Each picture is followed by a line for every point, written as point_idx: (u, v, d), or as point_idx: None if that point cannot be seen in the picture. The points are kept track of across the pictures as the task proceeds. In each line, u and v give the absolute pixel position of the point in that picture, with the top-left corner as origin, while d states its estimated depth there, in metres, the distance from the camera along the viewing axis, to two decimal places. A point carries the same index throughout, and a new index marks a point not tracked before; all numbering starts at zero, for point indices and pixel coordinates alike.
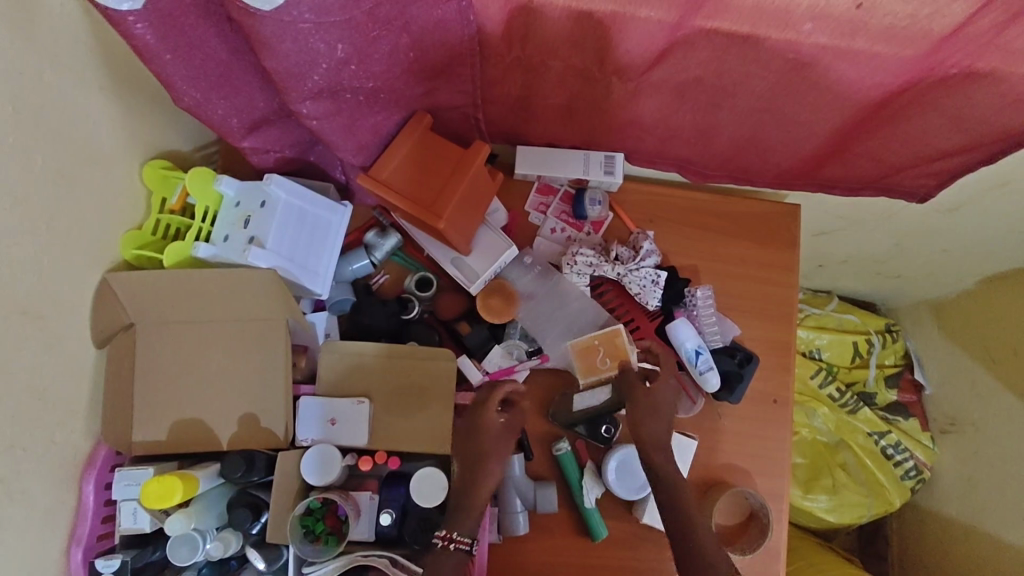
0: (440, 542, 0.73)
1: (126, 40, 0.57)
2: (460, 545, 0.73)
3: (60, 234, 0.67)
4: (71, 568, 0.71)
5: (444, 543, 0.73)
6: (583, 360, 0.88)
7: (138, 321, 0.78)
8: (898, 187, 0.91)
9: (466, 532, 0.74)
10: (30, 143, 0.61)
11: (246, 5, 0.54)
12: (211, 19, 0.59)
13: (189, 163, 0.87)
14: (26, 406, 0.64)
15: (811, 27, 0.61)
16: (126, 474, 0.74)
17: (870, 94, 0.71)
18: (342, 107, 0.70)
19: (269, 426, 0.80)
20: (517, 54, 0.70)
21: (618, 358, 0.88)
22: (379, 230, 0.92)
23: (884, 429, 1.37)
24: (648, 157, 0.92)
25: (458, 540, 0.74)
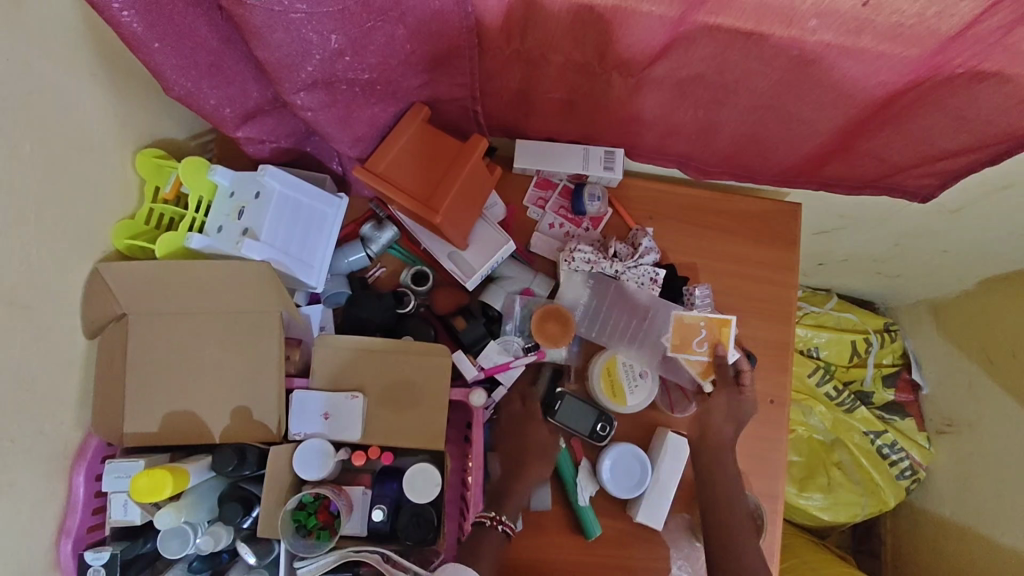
0: (489, 522, 0.77)
1: (114, 29, 0.56)
2: (505, 528, 0.78)
3: (50, 224, 0.66)
4: (60, 560, 0.71)
5: (493, 524, 0.77)
6: (681, 333, 0.89)
7: (130, 312, 0.77)
8: (900, 186, 0.90)
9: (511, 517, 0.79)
10: (19, 132, 0.60)
11: None
12: (201, 7, 0.58)
13: (183, 152, 0.86)
14: (13, 398, 0.63)
15: (816, 24, 0.59)
16: (115, 467, 0.73)
17: (876, 93, 0.69)
18: (337, 99, 0.69)
19: (262, 420, 0.79)
20: (515, 47, 0.69)
21: (717, 345, 0.88)
22: (376, 223, 0.91)
23: (879, 429, 1.37)
24: (649, 153, 0.91)
25: (505, 522, 0.78)
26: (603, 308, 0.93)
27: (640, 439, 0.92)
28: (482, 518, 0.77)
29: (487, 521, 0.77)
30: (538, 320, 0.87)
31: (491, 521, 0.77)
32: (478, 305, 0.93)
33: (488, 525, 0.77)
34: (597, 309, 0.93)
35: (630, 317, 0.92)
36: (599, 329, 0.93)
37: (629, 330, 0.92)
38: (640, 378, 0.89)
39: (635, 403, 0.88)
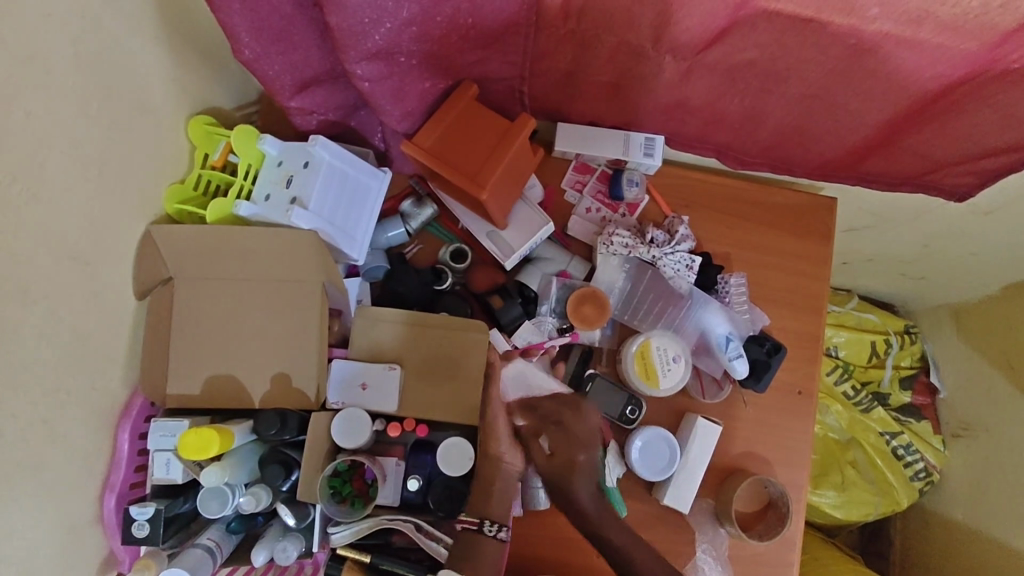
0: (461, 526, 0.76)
1: None
2: (466, 526, 0.75)
3: (111, 182, 0.67)
4: (104, 514, 0.72)
5: (487, 530, 0.75)
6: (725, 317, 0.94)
7: (177, 276, 0.78)
8: (938, 185, 0.90)
9: (474, 514, 0.76)
10: (89, 89, 0.61)
11: None
12: None
13: (231, 122, 0.87)
14: (69, 350, 0.65)
15: (877, 12, 0.61)
16: (161, 425, 0.74)
17: (928, 86, 0.70)
18: (395, 70, 0.71)
19: (301, 387, 0.80)
20: (572, 27, 0.70)
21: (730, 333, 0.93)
22: (416, 200, 0.91)
23: (896, 430, 1.37)
24: (689, 141, 0.92)
25: (466, 520, 0.75)
26: (638, 292, 0.95)
27: (668, 424, 0.92)
28: (469, 525, 0.75)
29: (474, 527, 0.75)
30: (574, 301, 0.88)
31: (482, 528, 0.74)
32: (516, 284, 0.92)
33: (481, 531, 0.74)
34: (632, 291, 0.95)
35: (665, 306, 0.94)
36: (632, 311, 0.95)
37: (662, 318, 0.94)
38: (673, 362, 0.89)
39: (669, 385, 0.88)
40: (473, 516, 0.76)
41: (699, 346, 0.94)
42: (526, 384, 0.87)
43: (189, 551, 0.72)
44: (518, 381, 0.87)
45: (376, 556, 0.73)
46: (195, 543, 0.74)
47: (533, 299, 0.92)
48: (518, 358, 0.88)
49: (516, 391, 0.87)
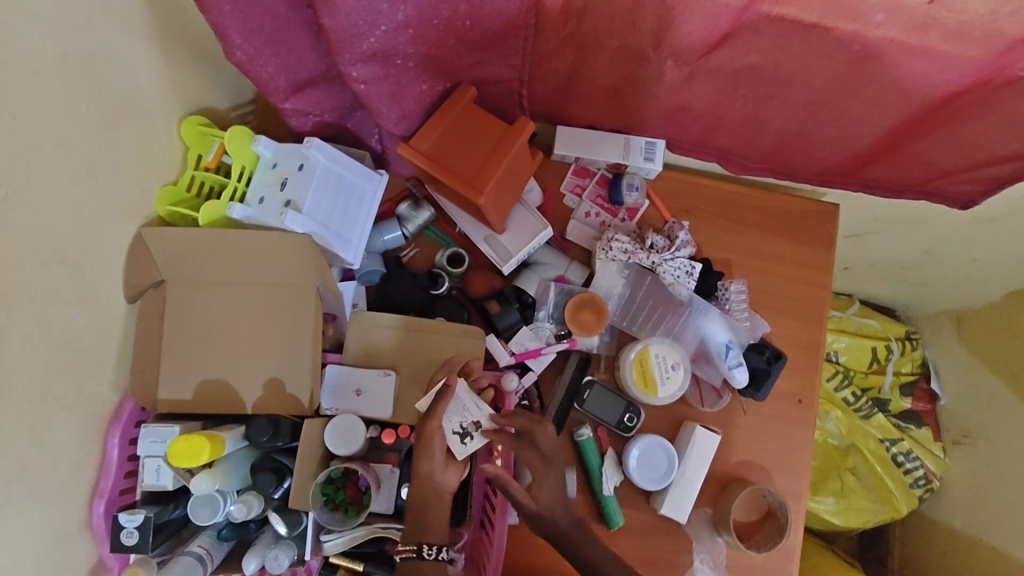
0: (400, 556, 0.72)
1: None
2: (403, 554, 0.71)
3: (101, 184, 0.66)
4: (93, 520, 0.71)
5: (427, 554, 0.71)
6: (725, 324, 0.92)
7: (169, 279, 0.77)
8: (942, 193, 0.89)
9: (410, 540, 0.72)
10: (78, 89, 0.60)
11: None
12: None
13: (225, 123, 0.86)
14: (58, 356, 0.64)
15: (883, 18, 0.59)
16: (152, 431, 0.73)
17: (934, 93, 0.69)
18: (391, 72, 0.69)
19: (294, 393, 0.79)
20: (572, 30, 0.69)
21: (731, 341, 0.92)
22: (413, 203, 0.90)
23: (896, 437, 1.36)
24: (690, 146, 0.91)
25: (403, 549, 0.71)
26: (638, 297, 0.94)
27: (666, 432, 0.91)
28: (409, 553, 0.71)
29: (414, 555, 0.71)
30: (572, 307, 0.87)
31: (420, 554, 0.71)
32: (513, 289, 0.91)
33: (421, 556, 0.71)
34: (631, 297, 0.94)
35: (663, 313, 0.93)
36: (631, 317, 0.93)
37: (660, 325, 0.93)
38: (672, 370, 0.88)
39: (668, 394, 0.87)
40: (409, 543, 0.71)
41: (699, 354, 0.92)
42: (466, 412, 0.73)
43: (179, 559, 0.71)
44: (459, 408, 0.73)
45: (367, 564, 0.76)
46: (185, 550, 0.73)
47: (530, 304, 0.91)
48: (460, 380, 0.74)
49: (454, 418, 0.73)
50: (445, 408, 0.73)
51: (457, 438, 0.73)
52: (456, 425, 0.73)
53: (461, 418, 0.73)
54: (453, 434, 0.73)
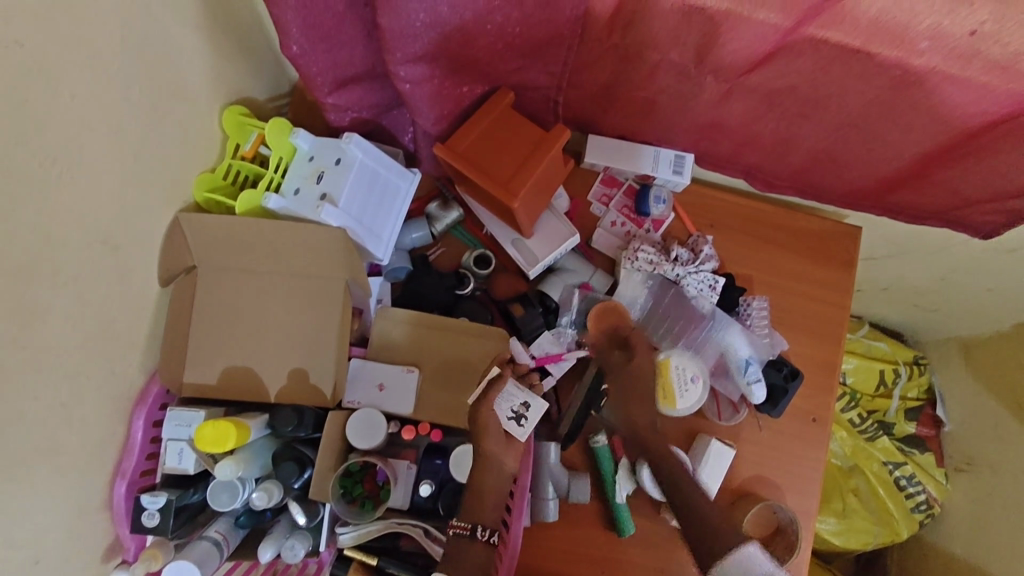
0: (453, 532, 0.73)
1: None
2: (460, 530, 0.72)
3: (144, 169, 0.67)
4: (113, 500, 0.72)
5: (481, 535, 0.73)
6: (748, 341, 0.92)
7: (201, 265, 0.78)
8: (964, 220, 0.90)
9: (464, 519, 0.74)
10: (130, 75, 0.61)
11: None
12: None
13: (263, 113, 0.87)
14: (92, 335, 0.64)
15: (927, 46, 0.60)
16: (177, 415, 0.74)
17: (968, 123, 0.70)
18: (436, 73, 0.70)
19: (317, 384, 0.80)
20: (616, 41, 0.70)
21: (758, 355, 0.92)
22: (442, 202, 0.91)
23: (899, 460, 1.37)
24: (719, 161, 0.92)
25: (457, 525, 0.73)
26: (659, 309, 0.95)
27: (681, 444, 0.92)
28: (462, 531, 0.72)
29: (467, 533, 0.73)
30: (594, 316, 0.89)
31: (474, 534, 0.72)
32: (537, 293, 0.91)
33: (474, 536, 0.72)
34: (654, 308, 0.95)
35: (685, 327, 0.93)
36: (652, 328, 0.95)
37: (681, 338, 0.93)
38: (691, 382, 0.88)
39: (686, 406, 0.88)
40: (466, 521, 0.73)
41: (719, 369, 0.93)
42: (511, 395, 0.81)
43: (197, 543, 0.72)
44: (506, 396, 0.81)
45: (382, 559, 0.76)
46: (202, 535, 0.73)
47: (553, 310, 0.91)
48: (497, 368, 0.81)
49: (505, 404, 0.81)
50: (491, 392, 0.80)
51: (514, 423, 0.80)
52: (509, 411, 0.81)
53: (511, 403, 0.81)
54: (510, 420, 0.80)
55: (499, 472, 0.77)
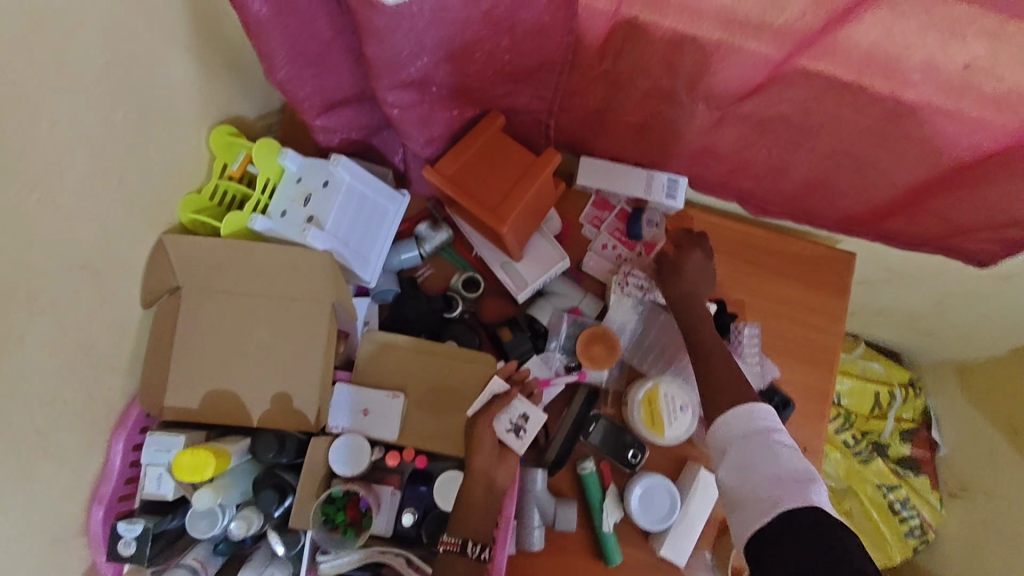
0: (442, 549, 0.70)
1: (238, 16, 0.57)
2: (450, 546, 0.70)
3: (127, 191, 0.66)
4: (89, 526, 0.70)
5: (471, 552, 0.70)
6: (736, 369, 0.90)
7: (185, 287, 0.77)
8: (959, 248, 0.89)
9: (454, 534, 0.71)
10: (114, 97, 0.60)
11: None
12: (322, 3, 0.58)
13: (252, 131, 0.86)
14: (71, 361, 0.63)
15: (921, 78, 0.60)
16: (156, 439, 0.73)
17: (962, 155, 0.69)
18: (426, 98, 0.70)
19: (301, 409, 0.78)
20: (607, 68, 0.70)
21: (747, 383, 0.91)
22: (431, 223, 0.90)
23: (893, 483, 1.36)
24: (712, 186, 0.91)
25: (447, 541, 0.70)
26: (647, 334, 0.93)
27: (670, 471, 0.91)
28: (453, 547, 0.70)
29: (457, 549, 0.70)
30: (583, 343, 0.87)
31: (464, 550, 0.70)
32: (526, 317, 0.91)
33: (464, 552, 0.70)
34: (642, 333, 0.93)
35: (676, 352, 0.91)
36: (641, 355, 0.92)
37: (671, 364, 0.91)
38: (680, 411, 0.87)
39: (674, 435, 0.86)
40: (455, 536, 0.71)
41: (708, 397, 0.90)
42: (511, 407, 0.80)
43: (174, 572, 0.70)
44: (505, 408, 0.79)
45: None
46: (179, 563, 0.72)
47: (542, 334, 0.90)
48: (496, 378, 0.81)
49: (504, 417, 0.79)
50: (494, 409, 0.79)
51: (512, 434, 0.79)
52: (508, 423, 0.79)
53: (509, 415, 0.79)
54: (508, 432, 0.79)
55: (483, 501, 0.75)
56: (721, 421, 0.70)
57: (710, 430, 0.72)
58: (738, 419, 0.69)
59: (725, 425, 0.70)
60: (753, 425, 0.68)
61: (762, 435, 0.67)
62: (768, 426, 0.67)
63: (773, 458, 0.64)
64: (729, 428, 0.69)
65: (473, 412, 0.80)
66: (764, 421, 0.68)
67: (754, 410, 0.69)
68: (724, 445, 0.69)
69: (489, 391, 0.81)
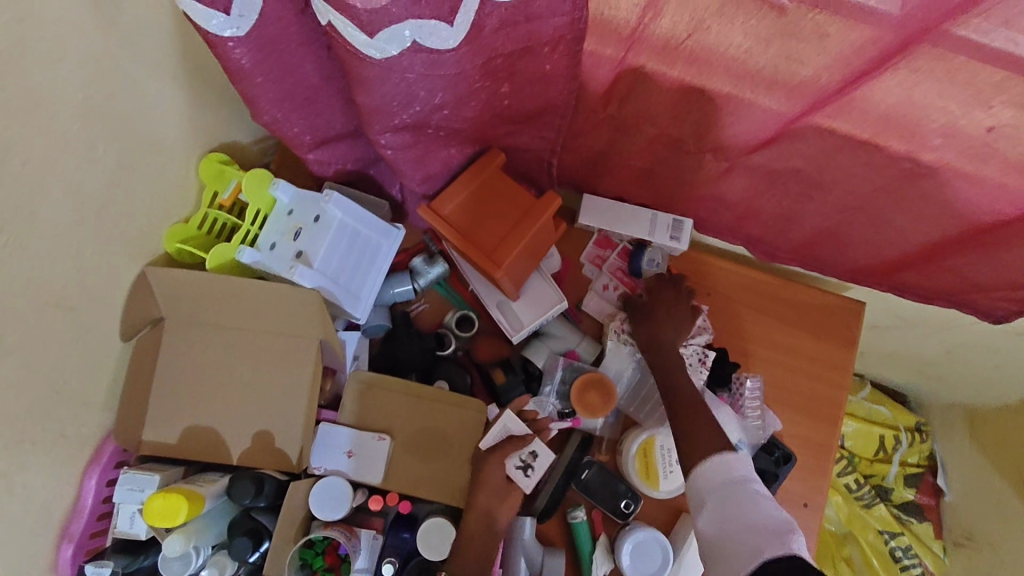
0: None
1: (222, 63, 0.55)
2: None
3: (108, 225, 0.63)
4: (58, 563, 0.67)
5: None
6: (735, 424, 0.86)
7: (168, 317, 0.76)
8: (973, 305, 0.86)
9: None
10: (94, 133, 0.58)
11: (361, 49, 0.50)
12: (311, 46, 0.56)
13: (247, 156, 0.84)
14: (42, 400, 0.61)
15: (939, 142, 0.56)
16: (130, 478, 0.70)
17: (980, 218, 0.66)
18: (421, 140, 0.67)
19: (283, 448, 0.76)
20: (610, 113, 0.68)
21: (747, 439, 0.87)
22: (427, 257, 0.87)
23: (896, 530, 1.31)
24: (718, 229, 0.88)
25: None
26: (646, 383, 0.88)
27: (664, 523, 0.87)
28: None
29: None
30: (578, 392, 0.82)
31: None
32: (520, 359, 0.88)
33: None
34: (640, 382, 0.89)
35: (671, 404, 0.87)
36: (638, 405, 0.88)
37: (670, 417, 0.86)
38: (675, 464, 0.84)
39: (668, 489, 0.84)
40: None
41: None
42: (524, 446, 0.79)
43: None
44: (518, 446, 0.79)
45: None
46: None
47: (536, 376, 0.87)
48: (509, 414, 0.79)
49: (516, 454, 0.79)
50: (508, 447, 0.79)
51: (521, 472, 0.79)
52: (519, 461, 0.79)
53: (521, 453, 0.79)
54: (518, 469, 0.79)
55: None
56: (698, 470, 0.70)
57: (687, 481, 0.71)
58: (717, 468, 0.68)
59: (703, 475, 0.69)
60: (732, 475, 0.67)
61: (742, 485, 0.66)
62: (747, 476, 0.67)
63: (756, 510, 0.62)
64: (708, 480, 0.68)
65: (485, 446, 0.79)
66: (742, 472, 0.67)
67: (726, 458, 0.69)
68: (703, 496, 0.67)
69: (503, 428, 0.79)
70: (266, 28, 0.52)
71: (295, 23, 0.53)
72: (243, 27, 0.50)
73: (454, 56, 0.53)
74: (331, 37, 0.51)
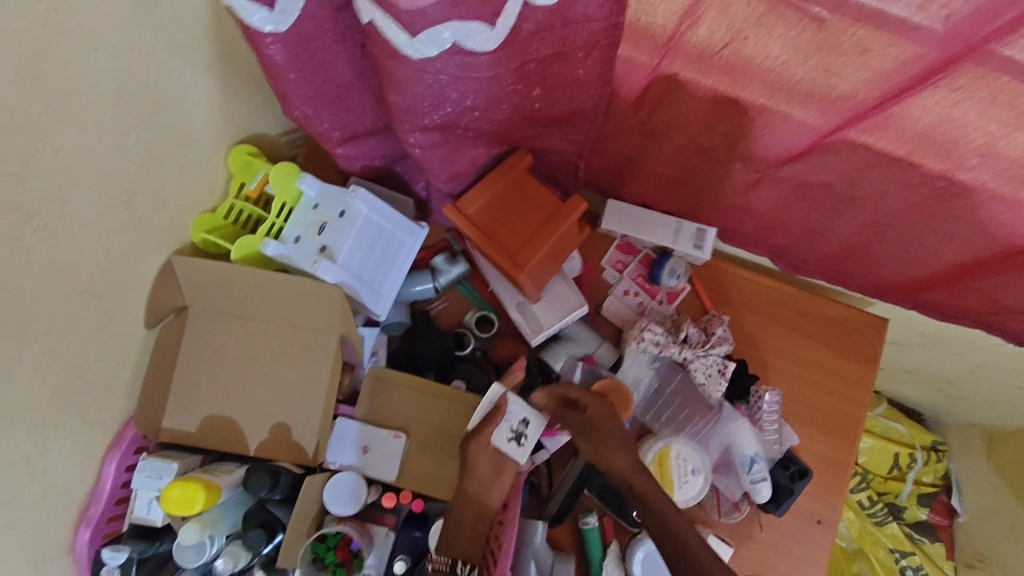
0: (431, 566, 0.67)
1: (257, 57, 0.55)
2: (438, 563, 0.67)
3: (137, 214, 0.64)
4: (76, 547, 0.68)
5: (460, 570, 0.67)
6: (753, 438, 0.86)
7: (191, 305, 0.76)
8: (1001, 327, 0.84)
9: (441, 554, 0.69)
10: (127, 122, 0.58)
11: (397, 48, 0.51)
12: (345, 44, 0.56)
13: (274, 149, 0.84)
14: (67, 384, 0.61)
15: (976, 162, 0.55)
16: (148, 465, 0.71)
17: (1014, 240, 0.64)
18: (450, 139, 0.67)
19: (300, 441, 0.77)
20: (641, 119, 0.67)
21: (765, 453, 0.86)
22: (449, 256, 0.87)
23: (907, 549, 1.29)
24: (742, 239, 0.87)
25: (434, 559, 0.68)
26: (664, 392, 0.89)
27: None
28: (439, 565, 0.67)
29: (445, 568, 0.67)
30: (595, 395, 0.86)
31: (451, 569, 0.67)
32: (538, 361, 0.87)
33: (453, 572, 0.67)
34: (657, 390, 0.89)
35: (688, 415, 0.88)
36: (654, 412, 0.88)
37: (686, 427, 0.87)
38: (691, 475, 0.83)
39: (684, 499, 0.83)
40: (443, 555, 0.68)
41: (721, 464, 0.86)
42: (512, 415, 0.76)
43: None
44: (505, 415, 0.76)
45: None
46: None
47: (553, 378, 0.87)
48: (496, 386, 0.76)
49: (503, 426, 0.76)
50: (492, 421, 0.76)
51: (513, 442, 0.76)
52: (508, 432, 0.76)
53: (508, 423, 0.76)
54: (508, 441, 0.75)
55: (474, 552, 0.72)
56: None
57: None
58: None
59: None
60: None
61: None
62: None
63: None
64: None
65: (472, 426, 0.77)
66: None
67: None
68: None
69: (488, 400, 0.76)
70: (302, 25, 0.52)
71: (330, 22, 0.53)
72: (282, 25, 0.51)
73: (488, 57, 0.53)
74: (368, 35, 0.51)
